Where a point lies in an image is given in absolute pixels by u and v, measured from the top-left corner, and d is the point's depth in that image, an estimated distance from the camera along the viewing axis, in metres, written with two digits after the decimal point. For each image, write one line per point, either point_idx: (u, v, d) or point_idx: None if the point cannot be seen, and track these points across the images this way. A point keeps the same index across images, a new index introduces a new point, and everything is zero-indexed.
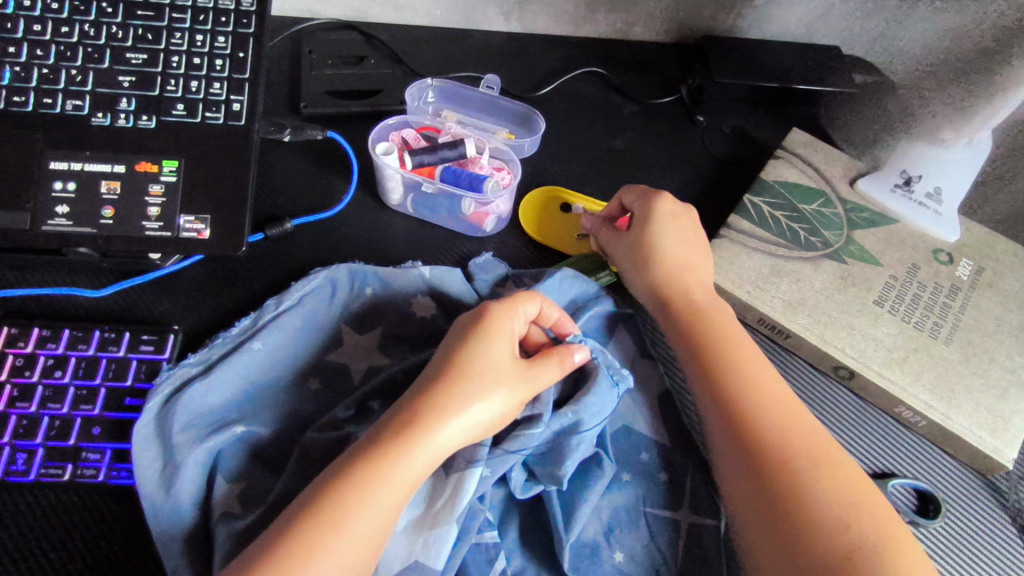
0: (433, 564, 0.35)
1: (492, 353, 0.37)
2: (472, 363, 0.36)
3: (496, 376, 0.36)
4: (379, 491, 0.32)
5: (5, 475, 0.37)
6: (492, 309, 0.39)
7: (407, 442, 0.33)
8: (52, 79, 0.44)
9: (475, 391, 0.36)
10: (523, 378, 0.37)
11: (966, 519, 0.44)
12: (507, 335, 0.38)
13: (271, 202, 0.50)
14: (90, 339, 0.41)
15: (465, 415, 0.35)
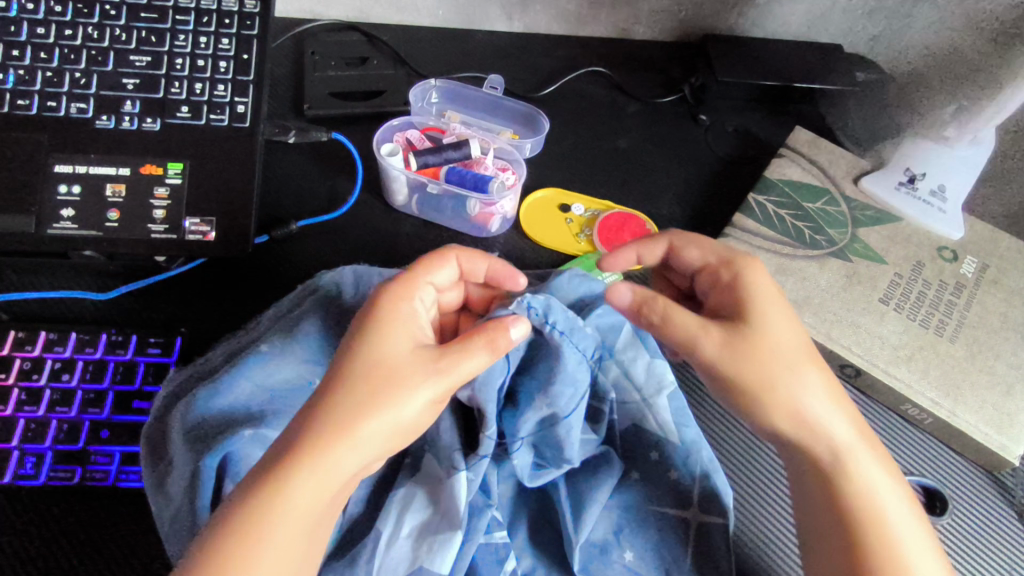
0: (440, 568, 0.35)
1: (387, 345, 0.35)
2: (365, 360, 0.34)
3: (401, 367, 0.34)
4: (280, 516, 0.30)
5: (15, 479, 0.37)
6: (385, 298, 0.37)
7: (303, 457, 0.31)
8: (55, 83, 0.44)
9: (373, 389, 0.33)
10: (434, 363, 0.34)
11: (973, 515, 0.44)
12: (405, 321, 0.36)
13: (275, 204, 0.50)
14: (96, 342, 0.41)
15: (369, 414, 0.32)
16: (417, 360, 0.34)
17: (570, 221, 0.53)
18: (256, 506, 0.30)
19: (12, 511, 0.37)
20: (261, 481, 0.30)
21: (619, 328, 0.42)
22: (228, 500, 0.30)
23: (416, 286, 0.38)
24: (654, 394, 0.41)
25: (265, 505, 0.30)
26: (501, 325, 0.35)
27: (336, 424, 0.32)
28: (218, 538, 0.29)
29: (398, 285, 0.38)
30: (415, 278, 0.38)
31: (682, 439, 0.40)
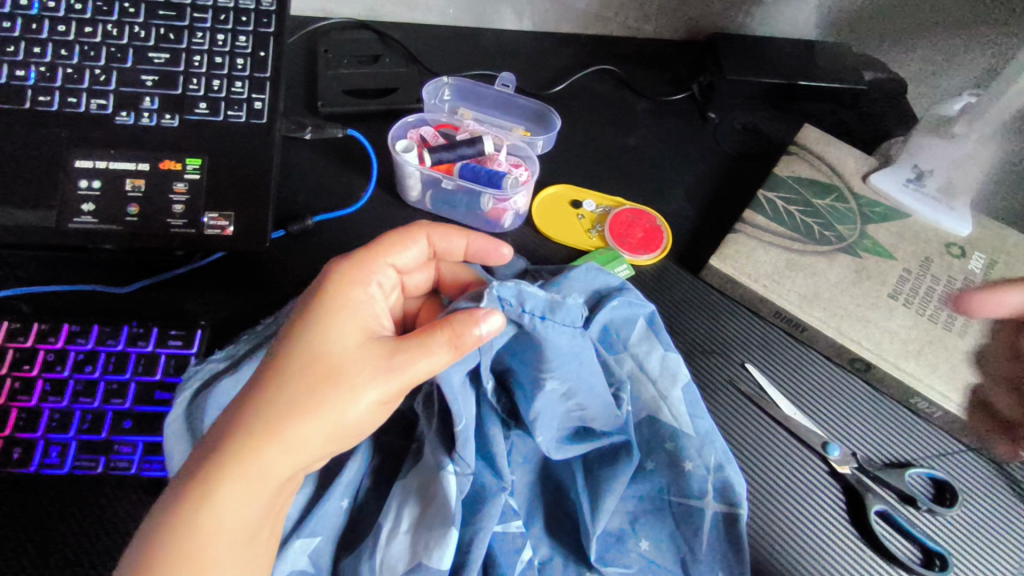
0: (439, 564, 0.35)
1: (334, 335, 0.36)
2: (309, 350, 0.35)
3: (347, 358, 0.35)
4: (218, 505, 0.31)
5: (40, 468, 0.38)
6: (335, 286, 0.38)
7: (242, 449, 0.32)
8: (76, 79, 0.45)
9: (316, 380, 0.34)
10: (383, 354, 0.35)
11: (986, 509, 0.44)
12: (351, 312, 0.37)
13: (291, 200, 0.51)
14: (118, 335, 0.42)
15: (310, 406, 0.33)
16: (365, 350, 0.35)
17: (582, 217, 0.53)
18: (194, 495, 0.31)
19: (40, 499, 0.38)
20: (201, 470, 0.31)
21: (633, 322, 0.44)
22: (172, 483, 0.32)
23: (368, 274, 0.39)
24: (667, 385, 0.42)
25: (205, 494, 0.31)
26: (470, 317, 0.34)
27: (277, 415, 0.33)
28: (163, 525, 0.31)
29: (349, 274, 0.39)
30: (366, 266, 0.39)
31: (696, 430, 0.41)
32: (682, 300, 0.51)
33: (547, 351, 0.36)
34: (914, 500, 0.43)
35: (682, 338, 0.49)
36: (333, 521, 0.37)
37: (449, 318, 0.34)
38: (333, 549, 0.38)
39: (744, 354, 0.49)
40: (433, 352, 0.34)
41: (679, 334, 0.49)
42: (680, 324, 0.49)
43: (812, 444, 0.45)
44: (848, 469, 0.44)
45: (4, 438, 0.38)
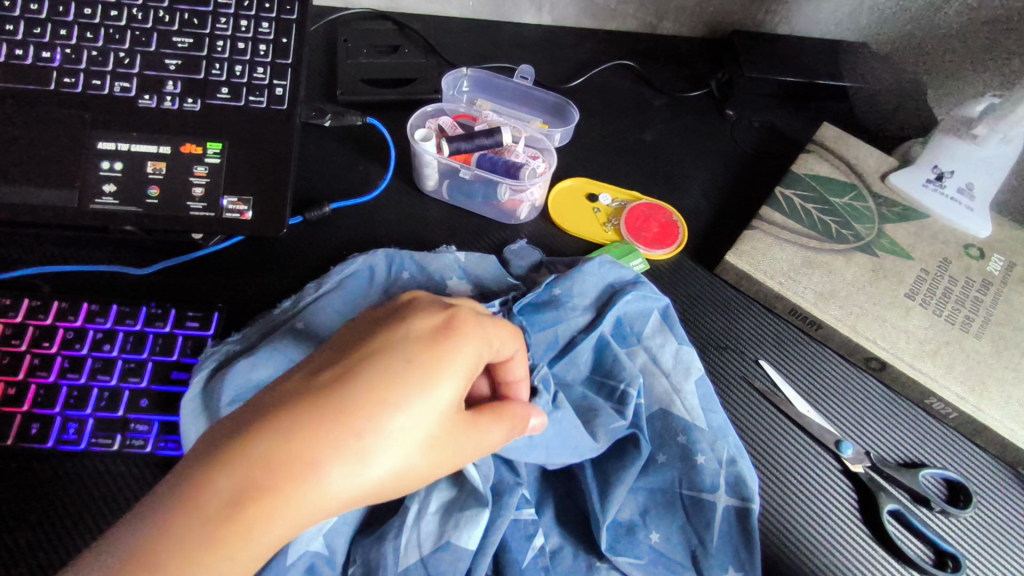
0: (466, 544, 0.36)
1: (439, 397, 0.29)
2: (407, 406, 0.28)
3: (442, 430, 0.29)
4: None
5: (58, 444, 0.39)
6: (458, 345, 0.31)
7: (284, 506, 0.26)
8: (100, 62, 0.45)
9: (406, 451, 0.28)
10: (466, 436, 0.31)
11: (1001, 512, 0.44)
12: (463, 374, 0.31)
13: (309, 187, 0.51)
14: (137, 315, 0.42)
15: (387, 479, 0.28)
16: (455, 424, 0.30)
17: (597, 210, 0.53)
18: (218, 559, 0.25)
19: (56, 475, 0.38)
20: (237, 521, 0.26)
21: (647, 315, 0.45)
22: (184, 515, 0.25)
23: (487, 339, 0.33)
24: (681, 379, 0.43)
25: (228, 548, 0.26)
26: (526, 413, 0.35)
27: (348, 483, 0.27)
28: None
29: (476, 333, 0.32)
30: (488, 335, 0.33)
31: (709, 424, 0.41)
32: (696, 295, 0.50)
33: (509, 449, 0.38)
34: (928, 500, 0.43)
35: (696, 333, 0.49)
36: None
37: (515, 411, 0.35)
38: (350, 532, 0.37)
39: (757, 351, 0.48)
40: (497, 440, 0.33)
41: (691, 328, 0.49)
42: (694, 318, 0.49)
43: (825, 442, 0.44)
44: (860, 468, 0.44)
45: (23, 414, 0.39)
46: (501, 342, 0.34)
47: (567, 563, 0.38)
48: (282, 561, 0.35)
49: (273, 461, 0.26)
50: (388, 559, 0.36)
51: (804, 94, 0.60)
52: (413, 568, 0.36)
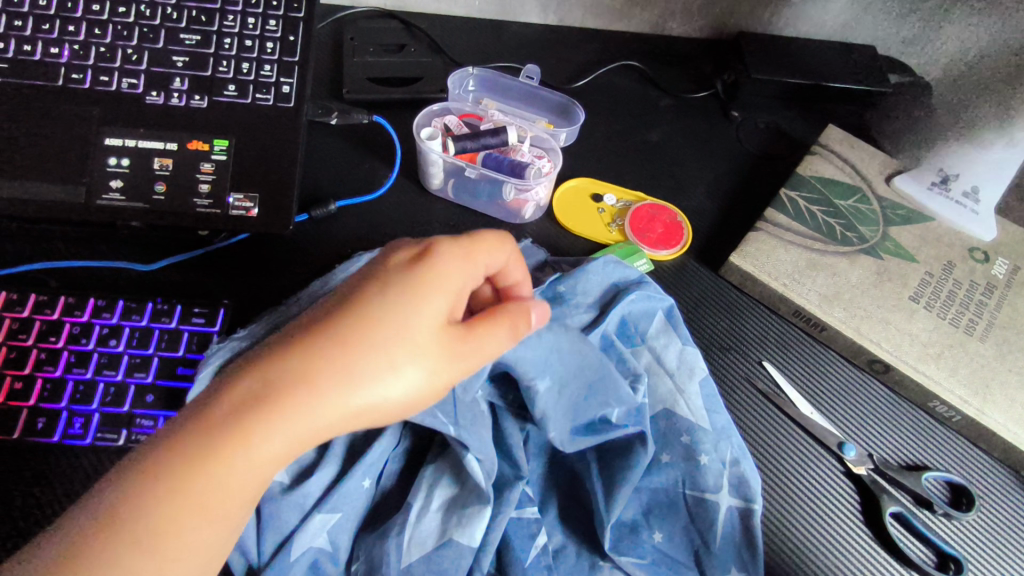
0: (468, 542, 0.36)
1: (421, 312, 0.32)
2: (391, 321, 0.32)
3: (423, 340, 0.32)
4: (234, 466, 0.29)
5: (64, 438, 0.39)
6: (432, 266, 0.33)
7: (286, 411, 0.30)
8: (108, 58, 0.45)
9: (391, 362, 0.31)
10: (455, 341, 0.33)
11: (1003, 515, 0.44)
12: (445, 290, 0.33)
13: (314, 185, 0.51)
14: (143, 310, 0.42)
15: (377, 390, 0.31)
16: (440, 333, 0.32)
17: (602, 210, 0.53)
18: (232, 457, 0.29)
19: (61, 469, 0.38)
20: (241, 423, 0.29)
21: (651, 315, 0.45)
22: (196, 425, 0.29)
23: (473, 261, 0.35)
24: (685, 379, 0.43)
25: (233, 445, 0.29)
26: (526, 307, 0.36)
27: (340, 389, 0.30)
28: (185, 478, 0.28)
29: (452, 252, 0.35)
30: (469, 254, 0.35)
31: (713, 426, 0.41)
32: (701, 296, 0.50)
33: (523, 368, 0.39)
34: (931, 502, 0.43)
35: (701, 334, 0.49)
36: (355, 501, 0.38)
37: (514, 308, 0.35)
38: (353, 529, 0.38)
39: (761, 352, 0.48)
40: (498, 342, 0.34)
41: (696, 329, 0.49)
42: (698, 319, 0.49)
43: (828, 444, 0.44)
44: (864, 470, 0.44)
45: (29, 408, 0.39)
46: (488, 256, 0.36)
47: (571, 561, 0.39)
48: (285, 558, 0.35)
49: (276, 372, 0.30)
50: (391, 556, 0.36)
51: (809, 96, 0.60)
52: (416, 564, 0.36)
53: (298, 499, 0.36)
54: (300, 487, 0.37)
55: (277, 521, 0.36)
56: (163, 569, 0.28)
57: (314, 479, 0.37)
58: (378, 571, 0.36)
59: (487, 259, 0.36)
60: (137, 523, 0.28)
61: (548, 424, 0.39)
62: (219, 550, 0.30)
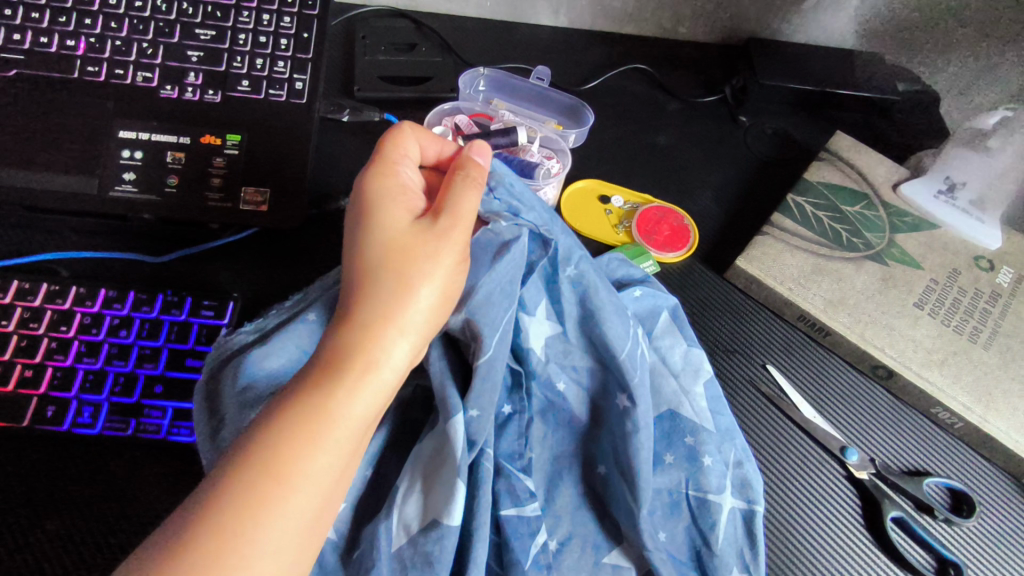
0: (452, 520, 0.35)
1: (391, 224, 0.35)
2: (377, 244, 0.34)
3: (419, 239, 0.34)
4: (331, 395, 0.29)
5: (73, 427, 0.39)
6: (374, 192, 0.36)
7: (357, 338, 0.31)
8: (124, 51, 0.46)
9: (397, 268, 0.33)
10: (436, 223, 0.35)
11: (1003, 523, 0.44)
12: (392, 199, 0.36)
13: (325, 181, 0.52)
14: (154, 302, 0.43)
15: (408, 286, 0.33)
16: (424, 228, 0.35)
17: (609, 212, 0.53)
18: (318, 383, 0.29)
19: (70, 457, 0.39)
20: (321, 366, 0.30)
21: (657, 314, 0.45)
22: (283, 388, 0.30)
23: (390, 163, 0.37)
24: (689, 380, 0.43)
25: (320, 376, 0.30)
26: (468, 157, 0.39)
27: (379, 306, 0.32)
28: (277, 417, 0.28)
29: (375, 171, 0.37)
30: (391, 164, 0.37)
31: (718, 426, 0.42)
32: (709, 301, 0.51)
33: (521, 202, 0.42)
34: (931, 507, 0.43)
35: (706, 337, 0.49)
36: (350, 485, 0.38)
37: (463, 170, 0.38)
38: (350, 515, 0.38)
39: (765, 355, 0.49)
40: (469, 195, 0.37)
41: (701, 333, 0.49)
42: (703, 323, 0.50)
43: (830, 448, 0.45)
44: (865, 474, 0.44)
45: (40, 396, 0.39)
46: (401, 149, 0.38)
47: (575, 552, 0.39)
48: None
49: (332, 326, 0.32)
50: (380, 542, 0.35)
51: (817, 103, 0.60)
52: (406, 548, 0.35)
53: None
54: None
55: None
56: (290, 499, 0.27)
57: None
58: (368, 564, 0.35)
59: (408, 160, 0.39)
60: (247, 472, 0.27)
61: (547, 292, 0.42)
62: (340, 472, 0.29)
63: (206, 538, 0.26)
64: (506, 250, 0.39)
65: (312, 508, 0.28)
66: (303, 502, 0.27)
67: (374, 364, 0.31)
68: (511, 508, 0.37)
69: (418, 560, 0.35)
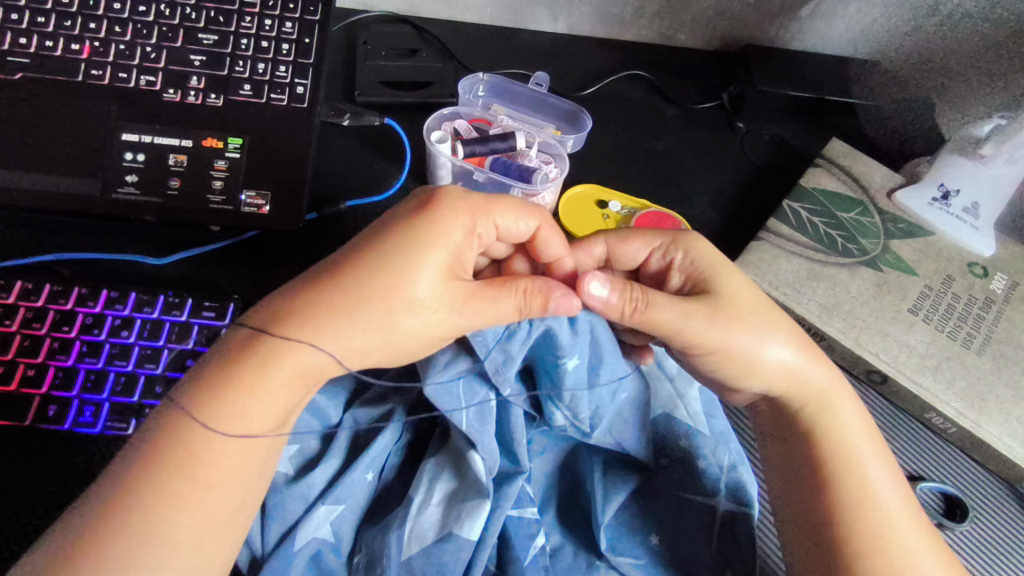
0: (469, 535, 0.35)
1: (417, 269, 0.35)
2: (388, 270, 0.35)
3: (428, 300, 0.35)
4: (254, 413, 0.34)
5: (74, 426, 0.40)
6: (437, 220, 0.36)
7: (283, 350, 0.34)
8: (128, 55, 0.46)
9: (385, 309, 0.35)
10: (461, 298, 0.35)
11: (994, 527, 0.45)
12: (445, 245, 0.36)
13: (326, 185, 0.52)
14: (155, 303, 0.43)
15: (378, 332, 0.35)
16: (446, 292, 0.35)
17: (607, 217, 0.54)
18: (236, 394, 0.34)
19: (72, 456, 0.39)
20: (248, 368, 0.34)
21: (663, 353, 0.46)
22: (210, 378, 0.34)
23: (475, 220, 0.37)
24: (684, 386, 0.44)
25: (246, 388, 0.34)
26: (546, 291, 0.35)
27: (339, 331, 0.34)
28: (191, 418, 0.34)
29: (456, 208, 0.37)
30: (477, 210, 0.37)
31: (711, 430, 0.42)
32: None
33: (557, 336, 0.37)
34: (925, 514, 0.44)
35: None
36: (357, 493, 0.38)
37: (527, 284, 0.36)
38: (355, 521, 0.38)
39: None
40: (501, 307, 0.35)
41: None
42: None
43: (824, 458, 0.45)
44: None
45: (41, 396, 0.40)
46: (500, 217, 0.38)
47: (568, 560, 0.39)
48: (288, 546, 0.35)
49: (278, 327, 0.35)
50: (391, 548, 0.36)
51: (814, 110, 0.61)
52: (416, 557, 0.36)
53: (302, 490, 0.37)
54: (304, 479, 0.37)
55: (281, 512, 0.37)
56: (203, 494, 0.33)
57: (319, 470, 0.38)
58: (378, 563, 0.36)
59: (496, 222, 0.38)
60: (164, 472, 0.33)
61: (581, 399, 0.38)
62: (250, 473, 0.35)
63: (131, 516, 0.32)
64: (461, 353, 0.37)
65: (226, 502, 0.34)
66: (217, 500, 0.34)
67: (301, 383, 0.35)
68: (514, 511, 0.37)
69: (430, 569, 0.35)
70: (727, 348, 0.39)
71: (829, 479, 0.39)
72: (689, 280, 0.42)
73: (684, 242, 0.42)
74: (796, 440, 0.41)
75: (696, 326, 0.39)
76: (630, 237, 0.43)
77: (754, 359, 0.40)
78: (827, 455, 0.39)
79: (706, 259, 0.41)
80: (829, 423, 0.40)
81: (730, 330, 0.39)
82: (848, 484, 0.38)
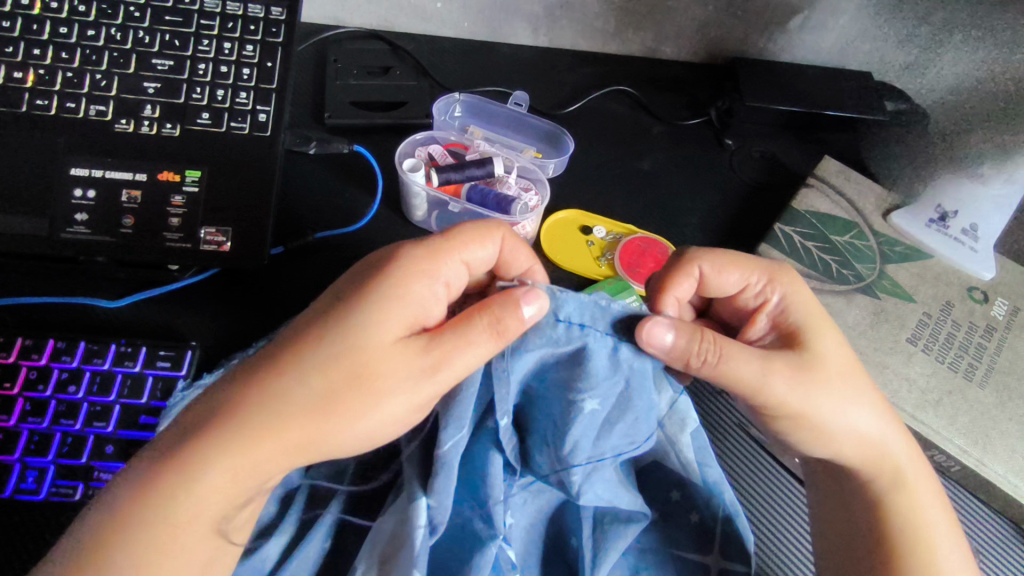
0: None
1: (372, 331, 0.33)
2: (340, 338, 0.33)
3: (388, 366, 0.32)
4: (199, 500, 0.31)
5: (15, 493, 0.37)
6: (397, 272, 0.34)
7: (228, 433, 0.31)
8: (75, 84, 0.43)
9: (338, 384, 0.32)
10: (424, 361, 0.32)
11: (997, 569, 0.44)
12: (405, 302, 0.34)
13: (294, 215, 0.50)
14: (106, 353, 0.40)
15: (332, 411, 0.32)
16: (406, 354, 0.33)
17: (591, 243, 0.51)
18: (173, 479, 0.31)
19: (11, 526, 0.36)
20: (187, 451, 0.31)
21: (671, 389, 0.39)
22: (153, 464, 0.32)
23: (437, 267, 0.35)
24: (677, 430, 0.39)
25: (188, 474, 0.31)
26: (512, 299, 0.31)
27: (282, 409, 0.32)
28: (131, 505, 0.31)
29: (417, 256, 0.35)
30: (440, 254, 0.35)
31: (704, 479, 0.39)
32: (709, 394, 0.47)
33: (589, 361, 0.33)
34: None
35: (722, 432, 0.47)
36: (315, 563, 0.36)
37: (493, 300, 0.32)
38: None
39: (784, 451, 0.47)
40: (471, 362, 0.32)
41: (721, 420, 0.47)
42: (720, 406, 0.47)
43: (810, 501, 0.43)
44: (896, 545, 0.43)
45: None
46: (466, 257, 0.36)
47: None
48: None
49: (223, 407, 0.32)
50: None
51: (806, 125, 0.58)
52: None
53: (256, 564, 0.36)
54: (258, 553, 0.36)
55: None
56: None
57: (272, 543, 0.36)
58: None
59: (463, 259, 0.36)
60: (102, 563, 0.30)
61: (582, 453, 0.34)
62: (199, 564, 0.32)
63: None
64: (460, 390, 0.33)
65: None
66: None
67: (248, 473, 0.32)
68: None
69: None
70: (806, 412, 0.37)
71: (891, 555, 0.37)
72: (778, 328, 0.40)
73: (783, 282, 0.40)
74: (859, 517, 0.39)
75: (777, 386, 0.36)
76: (728, 266, 0.40)
77: (834, 426, 0.37)
78: (896, 538, 0.37)
79: (802, 309, 0.39)
80: (905, 501, 0.38)
81: (813, 394, 0.37)
82: (914, 566, 0.37)
